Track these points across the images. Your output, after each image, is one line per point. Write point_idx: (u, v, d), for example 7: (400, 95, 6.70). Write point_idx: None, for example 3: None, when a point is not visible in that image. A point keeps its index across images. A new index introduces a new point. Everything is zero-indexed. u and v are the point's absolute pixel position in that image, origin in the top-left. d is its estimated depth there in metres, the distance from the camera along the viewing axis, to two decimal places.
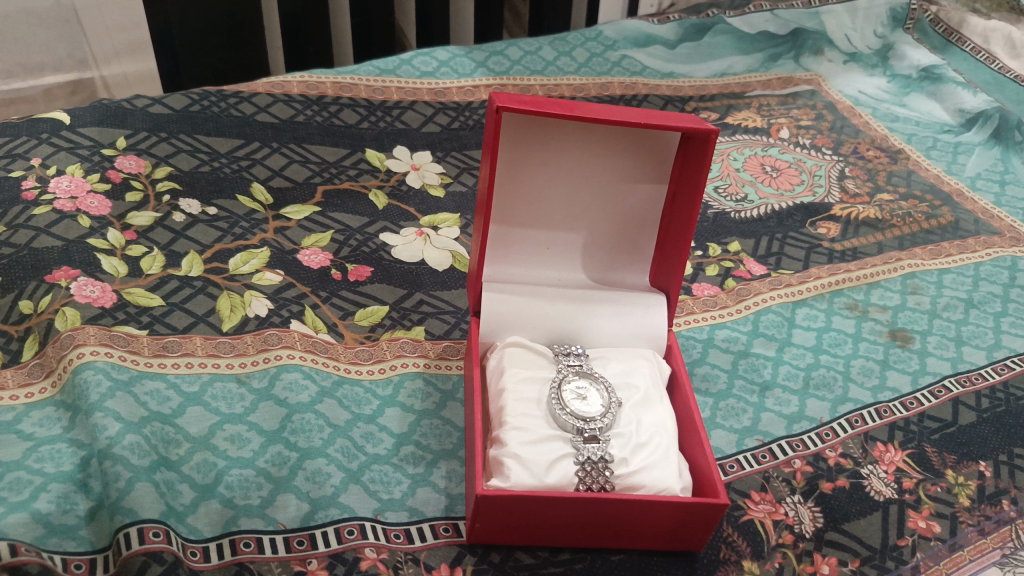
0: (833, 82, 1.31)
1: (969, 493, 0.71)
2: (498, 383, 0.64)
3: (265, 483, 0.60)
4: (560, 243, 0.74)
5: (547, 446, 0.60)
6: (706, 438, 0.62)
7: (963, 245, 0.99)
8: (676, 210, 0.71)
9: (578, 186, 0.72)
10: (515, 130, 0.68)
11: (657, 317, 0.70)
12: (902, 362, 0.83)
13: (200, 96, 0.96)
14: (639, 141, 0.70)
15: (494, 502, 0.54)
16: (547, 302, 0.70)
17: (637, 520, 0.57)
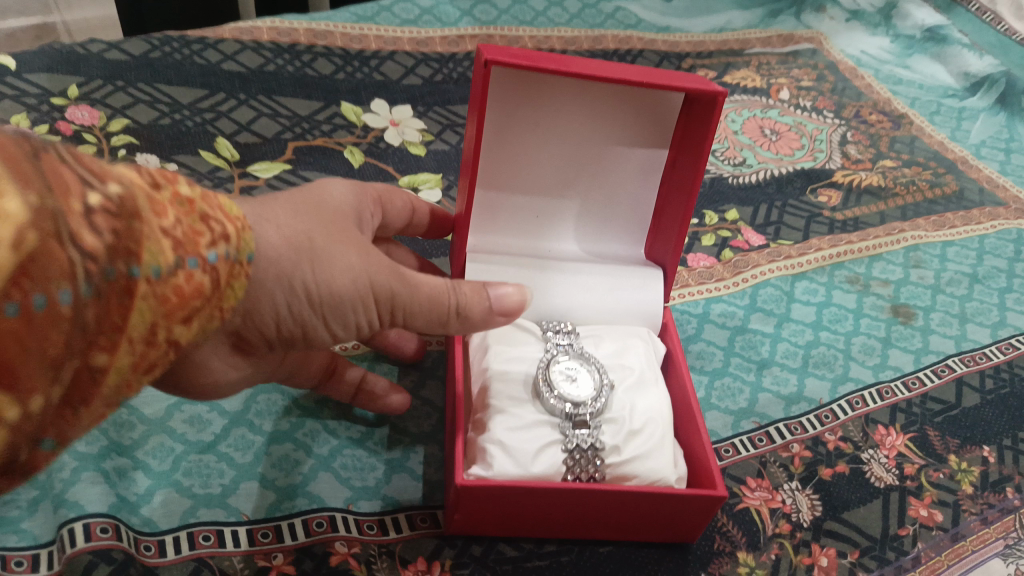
0: (835, 41, 1.25)
1: (971, 480, 0.68)
2: (481, 362, 0.59)
3: (227, 469, 0.55)
4: (549, 212, 0.69)
5: (532, 433, 0.55)
6: (703, 424, 0.57)
7: (967, 216, 0.95)
8: (675, 178, 0.66)
9: (571, 151, 0.67)
10: (505, 89, 0.62)
11: (652, 292, 0.66)
12: (904, 339, 0.79)
13: (161, 41, 0.88)
14: (639, 102, 0.64)
15: (474, 495, 0.50)
16: (535, 275, 0.65)
17: (629, 512, 0.53)
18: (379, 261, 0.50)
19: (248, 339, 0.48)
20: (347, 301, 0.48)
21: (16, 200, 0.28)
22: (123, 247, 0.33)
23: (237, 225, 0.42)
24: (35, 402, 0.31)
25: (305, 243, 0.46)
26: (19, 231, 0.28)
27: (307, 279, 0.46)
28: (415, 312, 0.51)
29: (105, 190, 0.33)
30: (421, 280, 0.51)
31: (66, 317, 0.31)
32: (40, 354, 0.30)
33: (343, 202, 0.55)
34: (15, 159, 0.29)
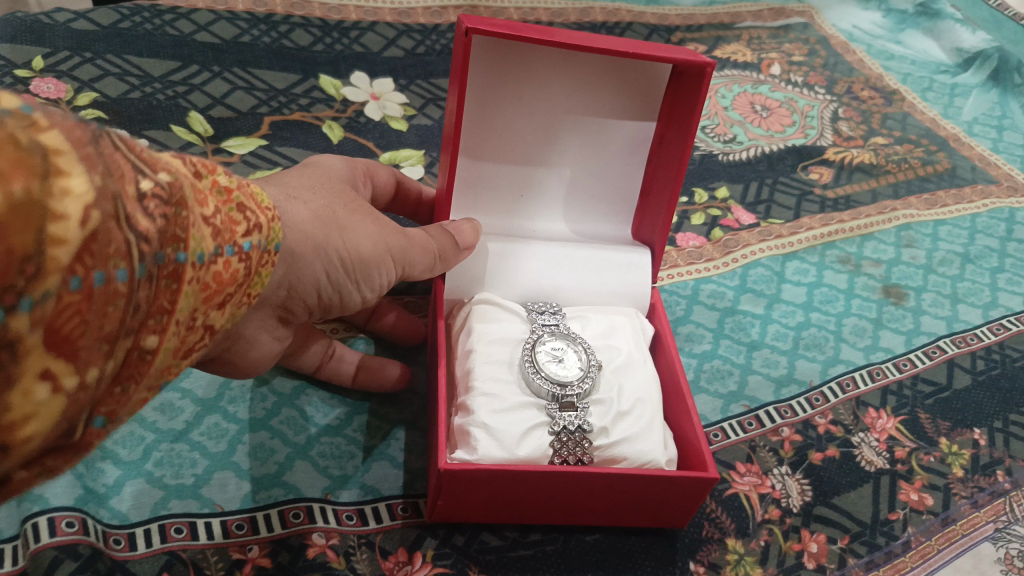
0: (826, 15, 1.23)
1: (962, 464, 0.67)
2: (465, 344, 0.57)
3: (200, 459, 0.53)
4: (533, 190, 0.67)
5: (518, 415, 0.53)
6: (693, 405, 0.56)
7: (959, 194, 0.94)
8: (664, 154, 0.64)
9: (556, 126, 0.65)
10: (486, 61, 0.60)
11: (639, 273, 0.64)
12: (895, 321, 0.78)
13: (131, 11, 0.85)
14: (627, 74, 0.62)
15: (457, 479, 0.48)
16: (520, 254, 0.63)
17: (617, 494, 0.51)
18: (388, 225, 0.52)
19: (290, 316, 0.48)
20: (373, 264, 0.50)
21: (81, 179, 0.28)
22: (171, 231, 0.33)
23: (268, 215, 0.41)
24: (89, 376, 0.30)
25: (329, 217, 0.47)
26: (83, 208, 0.27)
27: (339, 251, 0.47)
28: (420, 266, 0.54)
29: (157, 177, 0.32)
30: (421, 236, 0.54)
31: (121, 293, 0.30)
32: (97, 330, 0.30)
33: (334, 166, 0.56)
34: (81, 142, 0.28)
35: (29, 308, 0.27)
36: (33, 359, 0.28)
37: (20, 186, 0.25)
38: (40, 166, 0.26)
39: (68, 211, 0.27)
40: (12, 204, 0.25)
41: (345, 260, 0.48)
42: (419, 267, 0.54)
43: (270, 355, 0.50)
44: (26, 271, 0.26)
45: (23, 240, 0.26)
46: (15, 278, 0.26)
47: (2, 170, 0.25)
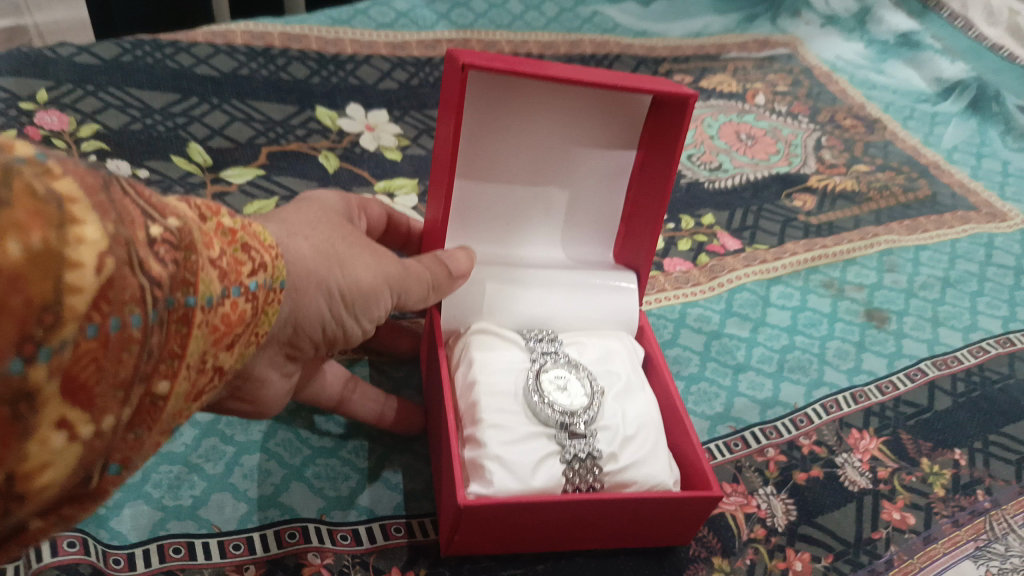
0: (810, 46, 1.27)
1: (943, 484, 0.68)
2: (467, 376, 0.58)
3: (198, 481, 0.55)
4: (521, 218, 0.69)
5: (529, 446, 0.54)
6: (692, 427, 0.58)
7: (940, 220, 0.96)
8: (647, 183, 0.67)
9: (542, 156, 0.67)
10: (476, 97, 0.62)
11: (626, 299, 0.67)
12: (878, 343, 0.79)
13: (133, 45, 0.87)
14: (609, 105, 0.65)
15: (477, 514, 0.49)
16: (515, 283, 0.65)
17: (629, 518, 0.53)
18: (386, 256, 0.53)
19: (296, 349, 0.50)
20: (373, 295, 0.51)
21: (94, 227, 0.28)
22: (182, 276, 0.33)
23: (272, 255, 0.42)
24: (104, 423, 0.30)
25: (329, 251, 0.49)
26: (98, 255, 0.27)
27: (339, 281, 0.49)
28: (414, 296, 0.56)
29: (167, 222, 0.33)
30: (415, 266, 0.56)
31: (136, 339, 0.30)
32: (112, 377, 0.30)
33: (329, 202, 0.58)
34: (93, 189, 0.29)
35: (48, 358, 0.26)
36: (50, 409, 0.28)
37: (37, 238, 0.25)
38: (55, 216, 0.26)
39: (83, 260, 0.27)
40: (32, 255, 0.25)
41: (346, 292, 0.49)
42: (413, 296, 0.56)
43: (278, 389, 0.51)
44: (44, 321, 0.26)
45: (42, 290, 0.25)
46: (32, 326, 0.25)
47: (21, 221, 0.25)
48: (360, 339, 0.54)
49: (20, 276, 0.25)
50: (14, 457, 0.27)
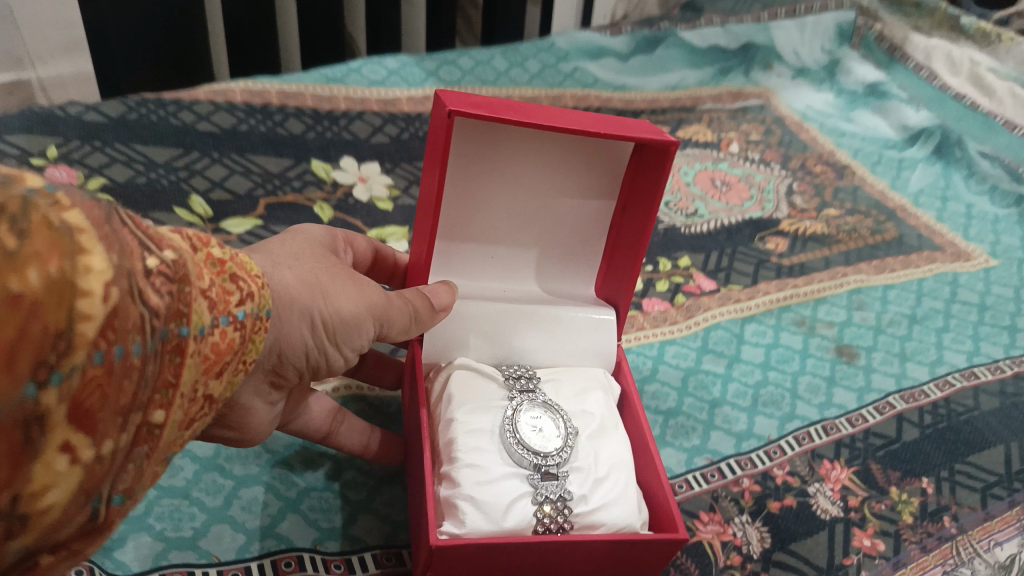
0: (781, 96, 1.34)
1: (911, 511, 0.71)
2: (446, 414, 0.61)
3: (198, 513, 0.58)
4: (503, 252, 0.73)
5: (501, 488, 0.57)
6: (664, 471, 0.60)
7: (907, 259, 1.01)
8: (626, 221, 0.70)
9: (527, 194, 0.71)
10: (466, 138, 0.66)
11: (604, 332, 0.70)
12: (848, 378, 0.83)
13: (138, 103, 0.92)
14: (594, 149, 0.69)
15: (447, 555, 0.51)
16: (497, 315, 0.69)
17: (593, 560, 0.56)
18: (369, 288, 0.57)
19: (281, 376, 0.53)
20: (355, 326, 0.55)
21: (100, 257, 0.30)
22: (175, 307, 0.36)
23: (257, 284, 0.45)
24: (104, 448, 0.32)
25: (315, 283, 0.53)
26: (104, 284, 0.30)
27: (323, 310, 0.52)
28: (396, 327, 0.59)
29: (162, 254, 0.36)
30: (397, 298, 0.59)
31: (135, 368, 0.32)
32: (113, 403, 0.31)
33: (315, 236, 0.62)
34: (99, 222, 0.31)
35: (58, 383, 0.28)
36: (57, 433, 0.29)
37: (55, 267, 0.28)
38: (69, 246, 0.29)
39: (91, 287, 0.29)
40: (49, 282, 0.27)
41: (330, 322, 0.53)
42: (395, 328, 0.59)
43: (263, 416, 0.54)
44: (58, 346, 0.28)
45: (57, 317, 0.28)
46: (48, 351, 0.28)
47: (40, 251, 0.27)
48: (343, 367, 0.58)
49: (38, 304, 0.27)
50: (22, 479, 0.28)
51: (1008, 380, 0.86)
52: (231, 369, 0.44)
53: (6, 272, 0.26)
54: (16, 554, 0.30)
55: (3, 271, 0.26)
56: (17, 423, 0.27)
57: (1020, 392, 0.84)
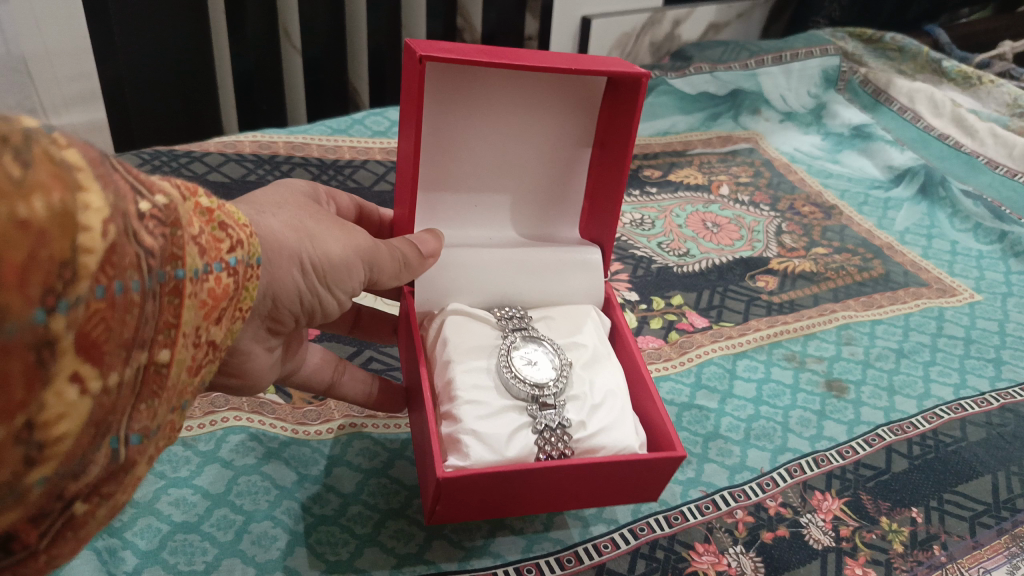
0: (770, 140, 1.41)
1: (902, 540, 0.72)
2: (443, 355, 0.67)
3: (210, 547, 0.60)
4: (491, 198, 0.81)
5: (501, 420, 0.63)
6: (656, 393, 0.66)
7: (894, 296, 1.04)
8: (606, 156, 0.78)
9: (506, 138, 0.78)
10: (443, 85, 0.72)
11: (592, 269, 0.78)
12: (838, 412, 0.85)
13: (152, 156, 0.97)
14: (567, 85, 0.76)
15: (454, 486, 0.54)
16: (486, 258, 0.76)
17: (598, 483, 0.60)
18: (357, 234, 0.61)
19: (277, 322, 0.58)
20: (344, 268, 0.58)
21: (96, 195, 0.31)
22: (170, 251, 0.38)
23: (246, 232, 0.48)
24: (110, 380, 0.33)
25: (302, 228, 0.57)
26: (102, 221, 0.31)
27: (310, 253, 0.56)
28: (384, 273, 0.63)
29: (154, 199, 0.38)
30: (385, 246, 0.63)
31: (135, 303, 0.34)
32: (118, 336, 0.33)
33: (298, 191, 0.66)
34: (95, 163, 0.33)
35: (65, 310, 0.29)
36: (66, 362, 0.30)
37: (58, 198, 0.29)
38: (68, 181, 0.30)
39: (91, 223, 0.30)
40: (54, 212, 0.28)
41: (321, 265, 0.57)
42: (383, 274, 0.63)
43: (262, 362, 0.59)
44: (63, 276, 0.29)
45: (61, 247, 0.29)
46: (54, 279, 0.29)
47: (44, 182, 0.28)
48: (337, 312, 0.62)
49: (45, 231, 0.28)
50: (36, 405, 0.29)
51: (994, 412, 0.88)
52: (229, 314, 0.47)
53: (16, 199, 0.27)
54: (41, 486, 0.32)
55: (13, 196, 0.27)
56: (30, 346, 0.28)
57: (1005, 423, 0.87)
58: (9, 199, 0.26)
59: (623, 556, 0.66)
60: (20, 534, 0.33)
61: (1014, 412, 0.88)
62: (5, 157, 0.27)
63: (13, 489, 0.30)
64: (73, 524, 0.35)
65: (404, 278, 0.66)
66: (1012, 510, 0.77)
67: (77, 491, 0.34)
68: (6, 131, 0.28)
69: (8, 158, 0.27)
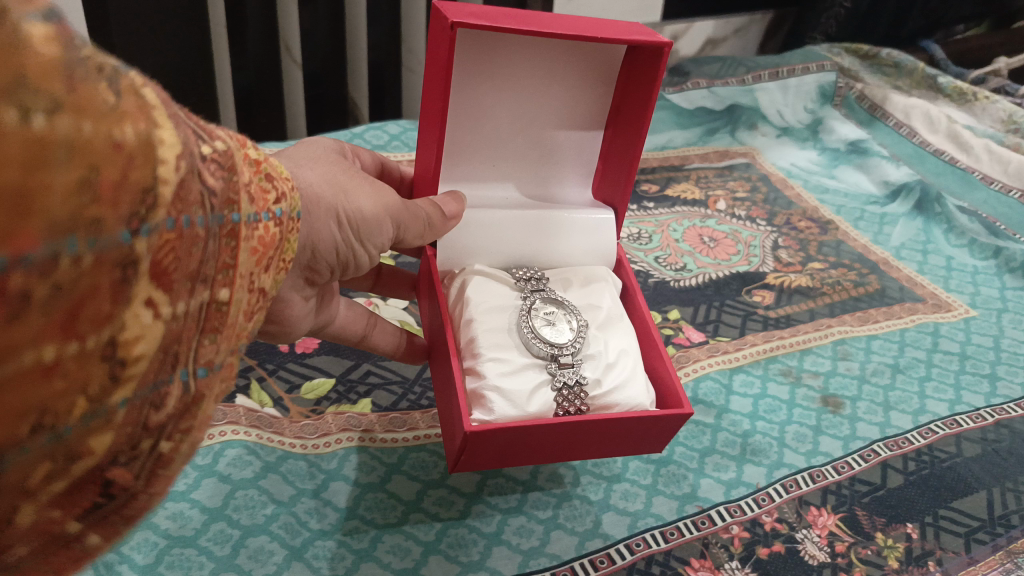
0: (766, 155, 1.41)
1: (897, 556, 0.72)
2: (465, 313, 0.70)
3: (207, 561, 0.60)
4: (508, 158, 0.84)
5: (523, 377, 0.66)
6: (666, 355, 0.69)
7: (889, 311, 1.05)
8: (622, 121, 0.80)
9: (525, 101, 0.80)
10: (468, 49, 0.74)
11: (606, 229, 0.80)
12: (834, 427, 0.86)
13: None
14: (587, 51, 0.77)
15: (479, 439, 0.56)
16: (502, 220, 0.78)
17: (616, 438, 0.63)
18: (388, 192, 0.62)
19: (313, 273, 0.60)
20: (377, 223, 0.60)
21: (170, 131, 0.31)
22: (228, 194, 0.38)
23: (287, 186, 0.48)
24: (177, 307, 0.33)
25: (336, 182, 0.58)
26: (175, 156, 0.31)
27: (345, 208, 0.58)
28: (410, 233, 0.65)
29: (214, 145, 0.37)
30: (414, 205, 0.65)
31: (200, 237, 0.34)
32: (184, 266, 0.33)
33: (328, 146, 0.68)
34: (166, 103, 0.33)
35: (146, 233, 0.30)
36: (142, 285, 0.30)
37: (142, 127, 0.29)
38: (149, 116, 0.30)
39: (166, 157, 0.30)
40: (140, 141, 0.29)
41: (355, 220, 0.58)
42: (409, 233, 0.65)
43: (299, 310, 0.63)
44: (145, 202, 0.29)
45: (143, 174, 0.29)
46: (137, 205, 0.29)
47: (131, 112, 0.29)
48: (368, 266, 0.64)
49: (133, 156, 0.28)
50: (119, 320, 0.29)
51: (989, 427, 0.89)
52: (276, 263, 0.47)
53: (111, 123, 0.27)
54: (122, 409, 0.31)
55: (110, 121, 0.27)
56: (115, 264, 0.28)
57: (1000, 439, 0.87)
58: (105, 123, 0.27)
59: (619, 572, 0.66)
60: (117, 477, 0.33)
61: (1009, 428, 0.89)
62: (101, 84, 0.27)
63: (100, 407, 0.30)
64: (161, 462, 0.36)
65: (429, 237, 0.69)
66: (1007, 526, 0.77)
67: (153, 427, 0.34)
68: (101, 60, 0.28)
69: (103, 85, 0.27)
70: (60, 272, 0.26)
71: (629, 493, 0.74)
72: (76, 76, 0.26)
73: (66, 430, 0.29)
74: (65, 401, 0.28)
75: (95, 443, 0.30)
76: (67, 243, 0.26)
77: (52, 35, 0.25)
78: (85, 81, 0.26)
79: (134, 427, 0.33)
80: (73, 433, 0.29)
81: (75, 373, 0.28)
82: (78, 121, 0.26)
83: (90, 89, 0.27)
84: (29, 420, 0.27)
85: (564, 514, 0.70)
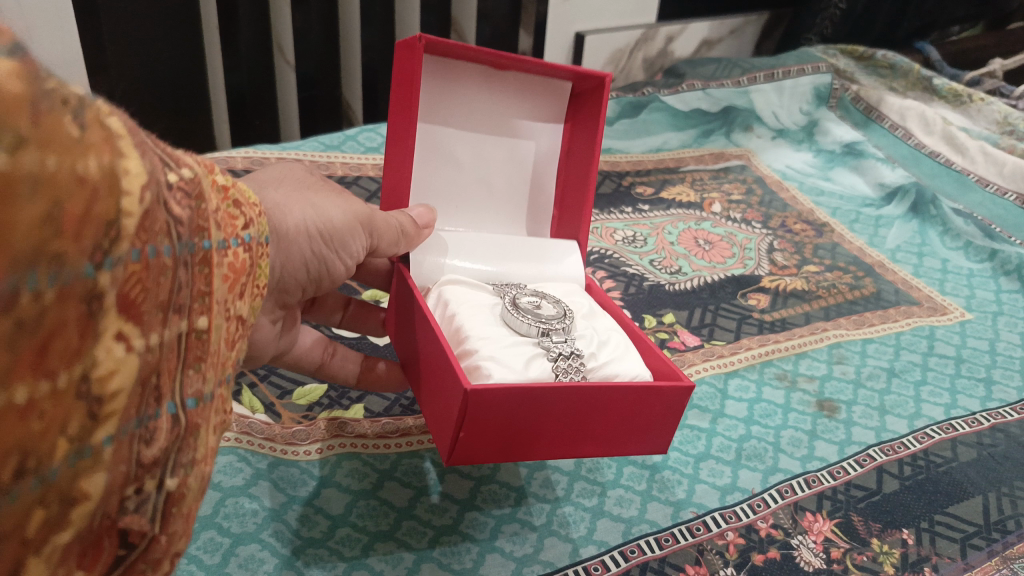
0: (762, 157, 1.41)
1: (893, 562, 0.71)
2: (448, 310, 0.69)
3: (196, 571, 0.59)
4: (470, 200, 0.85)
5: (519, 351, 0.65)
6: (652, 346, 0.70)
7: (885, 314, 1.04)
8: (574, 155, 0.86)
9: (482, 138, 0.84)
10: (429, 83, 0.79)
11: (570, 258, 0.83)
12: (828, 432, 0.85)
13: None
14: (536, 88, 0.85)
15: (484, 401, 0.55)
16: (472, 245, 0.80)
17: (616, 416, 0.62)
18: (357, 203, 0.63)
19: (287, 291, 0.59)
20: (349, 233, 0.60)
21: (136, 161, 0.30)
22: (197, 222, 0.37)
23: (255, 211, 0.48)
24: (152, 339, 0.32)
25: (303, 198, 0.58)
26: (141, 187, 0.30)
27: (315, 222, 0.58)
28: (382, 241, 0.66)
29: (181, 172, 0.36)
30: (383, 214, 0.66)
31: (168, 267, 0.33)
32: (155, 297, 0.32)
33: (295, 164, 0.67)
34: (133, 130, 0.32)
35: (111, 266, 0.29)
36: (110, 320, 0.29)
37: (107, 159, 0.28)
38: (114, 147, 0.29)
39: (131, 188, 0.29)
40: (104, 172, 0.28)
41: (328, 232, 0.58)
42: (382, 241, 0.66)
43: (269, 331, 0.62)
44: (109, 235, 0.28)
45: (107, 206, 0.28)
46: (99, 239, 0.28)
47: (96, 143, 0.28)
48: (342, 279, 0.63)
49: (97, 188, 0.27)
50: (90, 358, 0.28)
51: (984, 432, 0.88)
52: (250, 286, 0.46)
53: (76, 155, 0.26)
54: (110, 447, 0.30)
55: (74, 152, 0.26)
56: (81, 298, 0.27)
57: (996, 443, 0.87)
58: (69, 154, 0.26)
59: None
60: (124, 519, 0.33)
61: (1004, 433, 0.88)
62: (66, 116, 0.26)
63: (84, 447, 0.29)
64: (172, 499, 0.35)
65: (403, 246, 0.69)
66: (1003, 532, 0.76)
67: (147, 466, 0.33)
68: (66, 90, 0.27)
69: (68, 117, 0.26)
70: (22, 308, 0.25)
71: (623, 499, 0.73)
72: (43, 108, 0.25)
73: (52, 472, 0.28)
74: (47, 443, 0.27)
75: (88, 485, 0.29)
76: (27, 277, 0.25)
77: (18, 69, 0.24)
78: (52, 113, 0.25)
79: (127, 465, 0.32)
80: (61, 475, 0.28)
81: (52, 412, 0.27)
82: (43, 155, 0.25)
83: (55, 121, 0.26)
84: (12, 463, 0.26)
85: (557, 520, 0.70)
